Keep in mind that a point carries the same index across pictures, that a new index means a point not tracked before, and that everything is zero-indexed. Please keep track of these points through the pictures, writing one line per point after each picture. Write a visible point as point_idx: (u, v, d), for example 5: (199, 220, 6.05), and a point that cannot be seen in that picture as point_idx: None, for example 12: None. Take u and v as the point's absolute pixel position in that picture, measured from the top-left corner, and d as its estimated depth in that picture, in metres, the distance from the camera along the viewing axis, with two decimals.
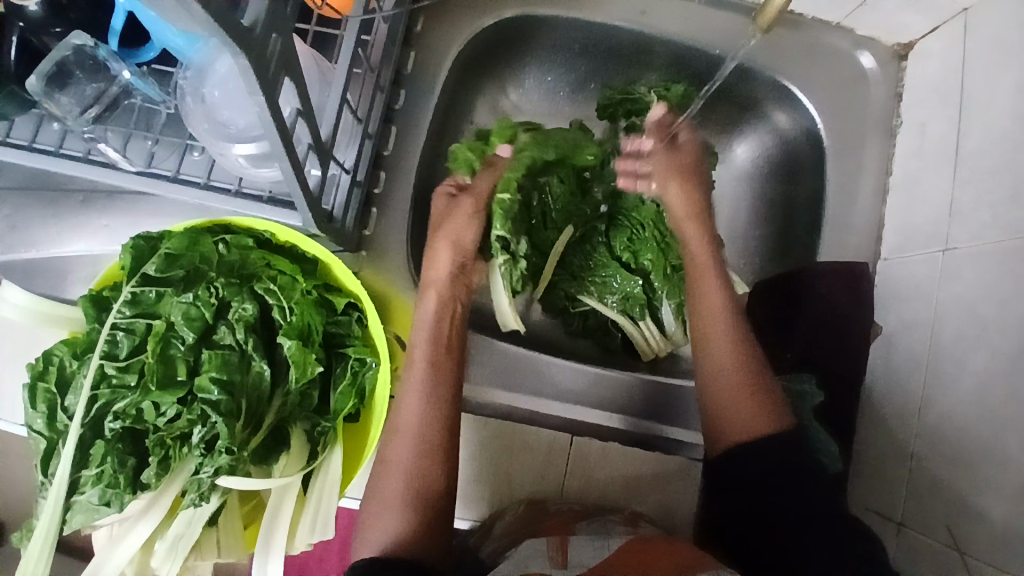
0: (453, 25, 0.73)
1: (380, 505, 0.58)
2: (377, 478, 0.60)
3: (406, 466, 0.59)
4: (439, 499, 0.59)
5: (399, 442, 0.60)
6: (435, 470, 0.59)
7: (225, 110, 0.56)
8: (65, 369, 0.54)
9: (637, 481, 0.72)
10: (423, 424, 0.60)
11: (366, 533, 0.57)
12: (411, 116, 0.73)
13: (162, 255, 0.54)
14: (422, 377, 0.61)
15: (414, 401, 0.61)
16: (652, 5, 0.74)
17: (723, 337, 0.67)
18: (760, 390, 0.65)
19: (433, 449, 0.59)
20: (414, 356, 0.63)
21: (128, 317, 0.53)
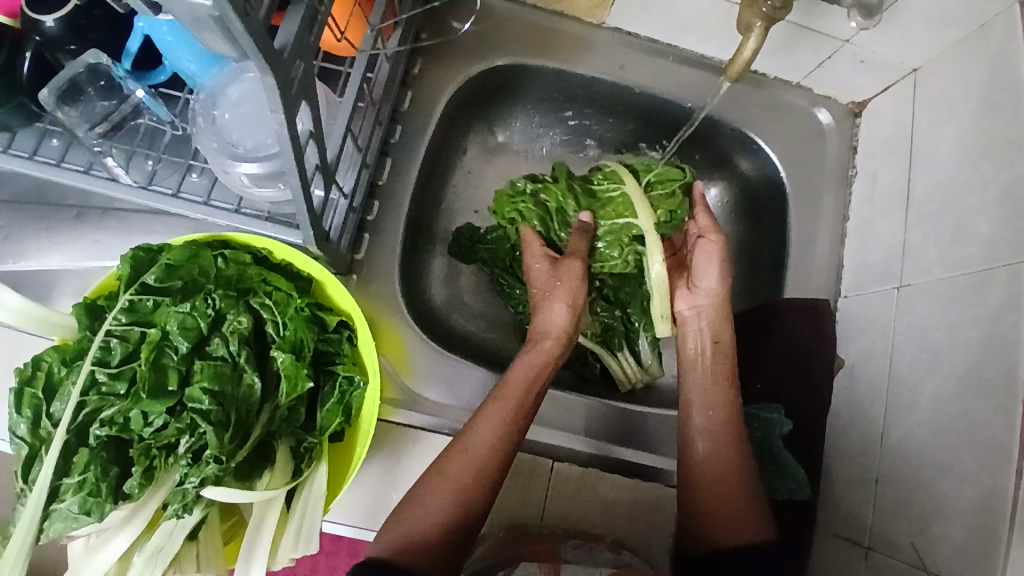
0: (449, 69, 0.79)
1: (416, 512, 0.61)
2: (428, 486, 0.62)
3: (458, 489, 0.62)
4: (464, 530, 0.61)
5: (459, 463, 0.62)
6: (477, 505, 0.62)
7: (235, 131, 0.60)
8: (53, 375, 0.55)
9: (617, 508, 0.72)
10: (486, 457, 0.63)
11: (387, 531, 0.61)
12: (406, 150, 0.77)
13: (163, 266, 0.56)
14: (504, 413, 0.64)
15: (491, 433, 0.63)
16: (631, 61, 0.81)
17: (723, 446, 0.68)
18: (750, 504, 0.65)
19: (485, 484, 0.62)
20: (505, 388, 0.66)
21: (123, 325, 0.54)
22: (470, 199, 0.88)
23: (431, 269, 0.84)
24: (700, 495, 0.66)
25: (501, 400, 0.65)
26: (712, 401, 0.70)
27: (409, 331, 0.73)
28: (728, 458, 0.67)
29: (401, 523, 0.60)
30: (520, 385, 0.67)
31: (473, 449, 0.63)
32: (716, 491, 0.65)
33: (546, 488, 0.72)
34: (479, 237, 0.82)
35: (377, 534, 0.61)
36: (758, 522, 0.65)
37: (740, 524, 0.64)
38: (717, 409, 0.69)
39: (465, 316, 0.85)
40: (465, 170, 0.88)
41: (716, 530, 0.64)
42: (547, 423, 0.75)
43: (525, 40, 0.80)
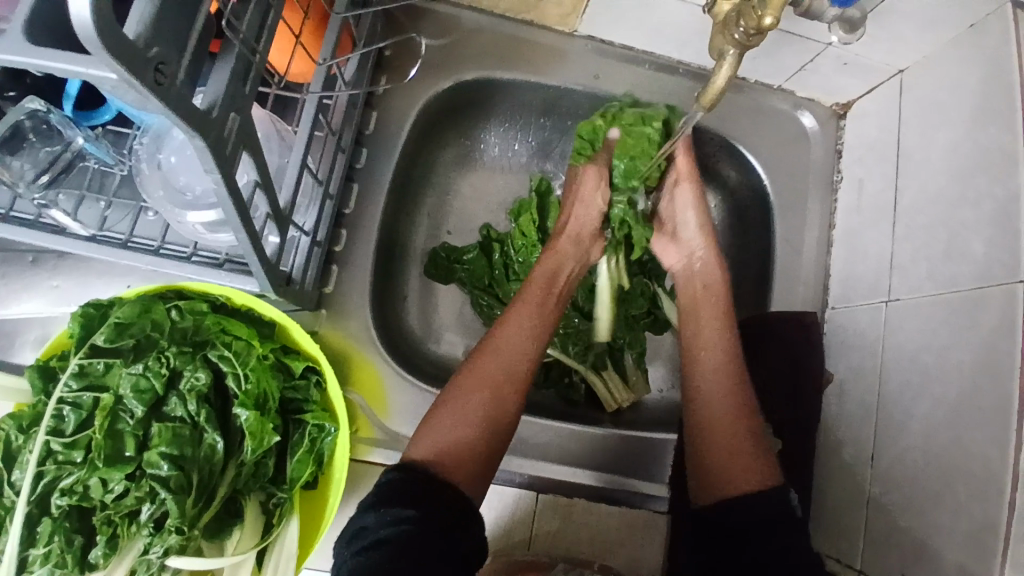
0: (415, 87, 0.75)
1: (454, 415, 0.60)
2: (462, 387, 0.62)
3: (492, 388, 0.62)
4: (500, 437, 0.61)
5: (490, 368, 0.62)
6: (507, 407, 0.62)
7: (181, 176, 0.59)
8: (11, 443, 0.52)
9: (603, 535, 0.72)
10: (516, 356, 0.64)
11: (424, 436, 0.60)
12: (373, 173, 0.73)
13: (112, 325, 0.53)
14: (530, 312, 0.67)
15: (520, 333, 0.65)
16: (606, 69, 0.78)
17: (722, 374, 0.66)
18: (760, 453, 0.63)
19: (511, 387, 0.62)
20: (526, 295, 0.68)
21: (74, 391, 0.51)
22: (445, 217, 0.85)
23: (407, 294, 0.81)
24: (713, 428, 0.64)
25: (526, 306, 0.67)
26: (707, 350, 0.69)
27: (386, 367, 0.70)
28: (728, 391, 0.66)
29: (435, 427, 0.60)
30: (543, 292, 0.69)
31: (505, 350, 0.64)
32: (716, 417, 0.64)
33: (532, 514, 0.71)
34: (456, 257, 0.80)
35: (412, 446, 0.59)
36: (765, 465, 0.62)
37: (745, 470, 0.61)
38: (715, 380, 0.66)
39: (445, 340, 0.82)
40: (440, 187, 0.85)
41: (724, 482, 0.61)
42: (533, 454, 0.71)
43: (492, 50, 0.76)
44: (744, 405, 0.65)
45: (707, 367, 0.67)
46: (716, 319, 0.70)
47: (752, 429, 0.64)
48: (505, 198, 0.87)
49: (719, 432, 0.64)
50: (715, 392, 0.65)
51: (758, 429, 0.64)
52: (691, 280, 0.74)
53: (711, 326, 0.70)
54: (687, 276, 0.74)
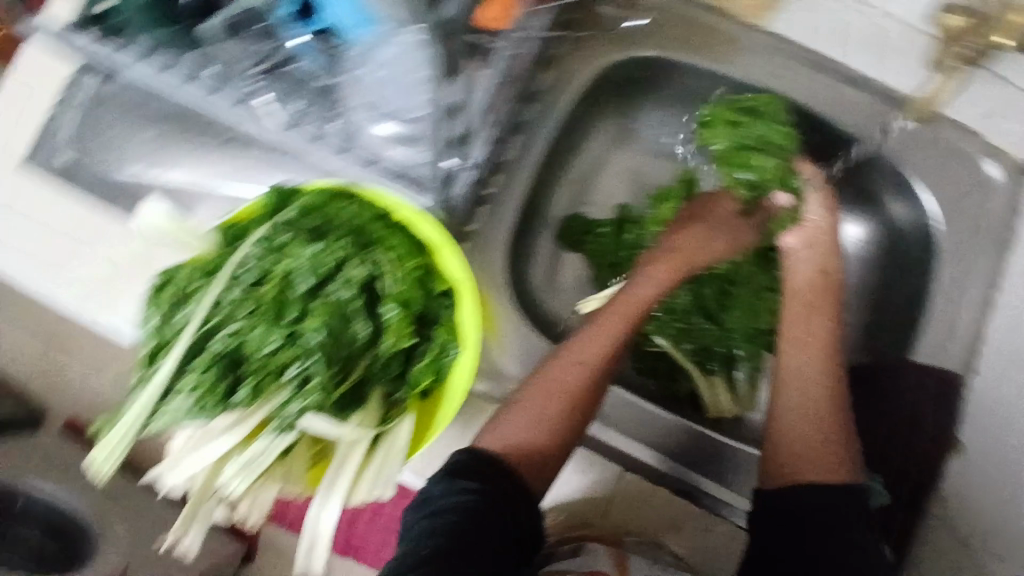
0: (592, 53, 0.75)
1: (524, 418, 0.62)
2: (537, 392, 0.63)
3: (566, 398, 0.62)
4: (570, 444, 0.63)
5: (566, 379, 0.63)
6: (580, 420, 0.63)
7: (387, 91, 0.60)
8: (194, 283, 0.61)
9: (680, 530, 0.71)
10: (597, 370, 0.63)
11: (495, 432, 0.63)
12: (534, 128, 0.75)
13: (300, 205, 0.59)
14: (617, 328, 0.66)
15: (603, 346, 0.64)
16: (789, 70, 0.74)
17: (816, 368, 0.66)
18: (847, 452, 0.63)
19: (581, 394, 0.63)
20: (614, 312, 0.67)
21: (260, 251, 0.59)
22: (588, 191, 0.86)
23: (537, 254, 0.83)
24: (798, 413, 0.65)
25: (606, 319, 0.66)
26: (808, 339, 0.68)
27: (508, 313, 0.73)
28: (818, 387, 0.66)
29: (506, 427, 0.62)
30: (630, 308, 0.67)
31: (586, 360, 0.64)
32: (803, 404, 0.65)
33: (610, 496, 0.72)
34: (590, 229, 0.82)
35: (478, 438, 0.63)
36: (846, 463, 0.63)
37: (824, 460, 0.62)
38: (806, 374, 0.66)
39: (561, 307, 0.84)
40: (590, 160, 0.86)
41: (800, 466, 0.62)
42: (626, 431, 0.72)
43: (675, 31, 0.75)
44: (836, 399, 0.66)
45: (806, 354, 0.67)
46: (825, 310, 0.70)
47: (839, 427, 0.64)
48: (651, 185, 0.87)
49: (806, 429, 0.64)
50: (801, 394, 0.65)
51: (851, 432, 0.65)
52: (803, 274, 0.72)
53: (818, 317, 0.69)
54: (796, 262, 0.73)
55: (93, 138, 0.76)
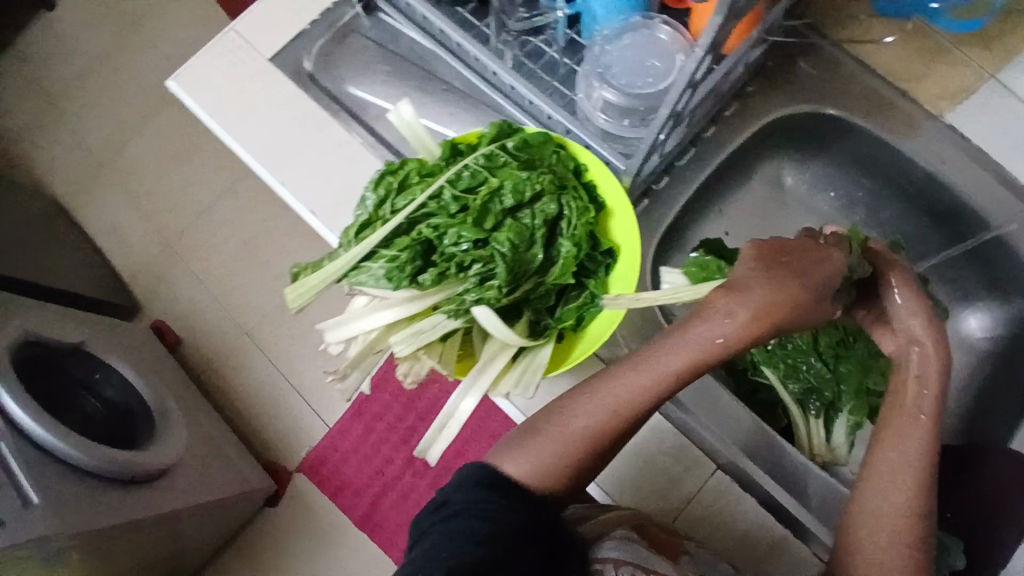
0: (777, 99, 0.84)
1: (546, 446, 0.64)
2: (563, 419, 0.65)
3: (590, 434, 0.64)
4: (589, 472, 0.66)
5: (591, 416, 0.64)
6: (602, 457, 0.66)
7: (616, 65, 0.70)
8: (409, 178, 0.69)
9: (752, 540, 0.75)
10: (628, 409, 0.63)
11: (522, 447, 0.65)
12: (710, 147, 0.84)
13: (522, 139, 0.68)
14: (652, 376, 0.63)
15: (637, 390, 0.63)
16: (954, 158, 0.80)
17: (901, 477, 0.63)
18: (917, 550, 0.61)
19: (610, 432, 0.64)
20: (654, 359, 0.63)
21: (479, 166, 0.68)
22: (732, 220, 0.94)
23: (674, 260, 0.90)
24: (876, 523, 0.62)
25: (642, 366, 0.64)
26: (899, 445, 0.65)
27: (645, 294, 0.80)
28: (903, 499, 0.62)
29: (530, 448, 0.64)
30: (669, 360, 0.62)
31: (623, 400, 0.63)
32: (885, 516, 0.62)
33: (691, 495, 0.76)
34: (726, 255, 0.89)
35: (510, 452, 0.65)
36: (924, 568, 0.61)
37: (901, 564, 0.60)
38: (891, 482, 0.63)
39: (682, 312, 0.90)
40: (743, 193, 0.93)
41: (875, 569, 0.61)
42: (720, 429, 0.78)
43: (858, 98, 0.83)
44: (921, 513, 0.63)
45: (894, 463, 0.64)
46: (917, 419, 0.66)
47: (912, 525, 0.62)
48: (790, 230, 0.95)
49: (859, 528, 0.63)
50: (877, 484, 0.64)
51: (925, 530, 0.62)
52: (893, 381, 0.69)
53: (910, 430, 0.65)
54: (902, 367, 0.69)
55: (341, 61, 0.93)
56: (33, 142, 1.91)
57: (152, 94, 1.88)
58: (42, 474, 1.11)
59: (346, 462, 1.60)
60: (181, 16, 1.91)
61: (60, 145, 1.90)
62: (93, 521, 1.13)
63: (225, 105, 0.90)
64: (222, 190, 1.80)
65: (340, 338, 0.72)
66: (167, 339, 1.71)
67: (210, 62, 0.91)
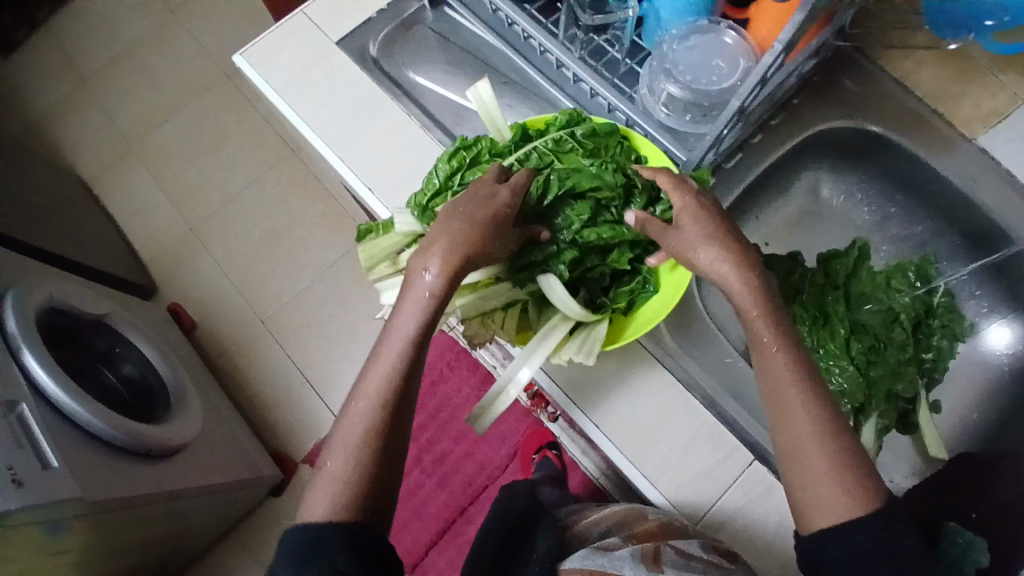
0: (820, 112, 0.89)
1: (334, 477, 0.59)
2: (334, 443, 0.61)
3: (358, 434, 0.60)
4: (387, 484, 0.60)
5: (343, 437, 0.60)
6: (373, 456, 0.59)
7: (680, 64, 0.74)
8: (481, 155, 0.76)
9: (776, 536, 0.77)
10: (383, 388, 0.61)
11: (321, 488, 0.59)
12: (756, 153, 0.88)
13: (591, 126, 0.74)
14: (408, 327, 0.63)
15: (380, 374, 0.62)
16: (985, 178, 0.85)
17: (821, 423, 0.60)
18: (847, 478, 0.59)
19: (385, 424, 0.60)
20: (396, 319, 0.64)
21: (547, 150, 0.74)
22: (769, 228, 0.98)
23: None
24: (801, 460, 0.60)
25: (394, 334, 0.64)
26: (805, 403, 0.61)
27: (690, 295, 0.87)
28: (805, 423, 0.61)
29: (319, 498, 0.59)
30: (399, 336, 0.63)
31: (368, 390, 0.61)
32: (810, 446, 0.60)
33: (728, 483, 0.78)
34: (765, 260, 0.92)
35: (312, 494, 0.59)
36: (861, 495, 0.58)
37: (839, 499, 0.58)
38: (794, 409, 0.61)
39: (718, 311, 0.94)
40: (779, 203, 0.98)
41: (817, 514, 0.59)
42: (760, 425, 0.81)
43: (896, 117, 0.88)
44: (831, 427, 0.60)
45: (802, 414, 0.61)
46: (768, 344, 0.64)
47: (831, 449, 0.60)
48: (823, 241, 0.99)
49: (787, 459, 0.62)
50: (783, 426, 0.62)
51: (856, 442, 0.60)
52: (753, 333, 0.65)
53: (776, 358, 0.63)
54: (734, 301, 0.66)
55: (404, 51, 0.97)
56: (65, 122, 1.94)
57: (186, 86, 1.92)
58: (60, 437, 1.05)
59: None
60: (225, 13, 1.97)
61: (92, 127, 1.93)
62: (111, 491, 1.07)
63: (291, 84, 0.93)
64: (251, 181, 1.83)
65: None
66: (184, 324, 1.71)
67: (278, 44, 0.95)
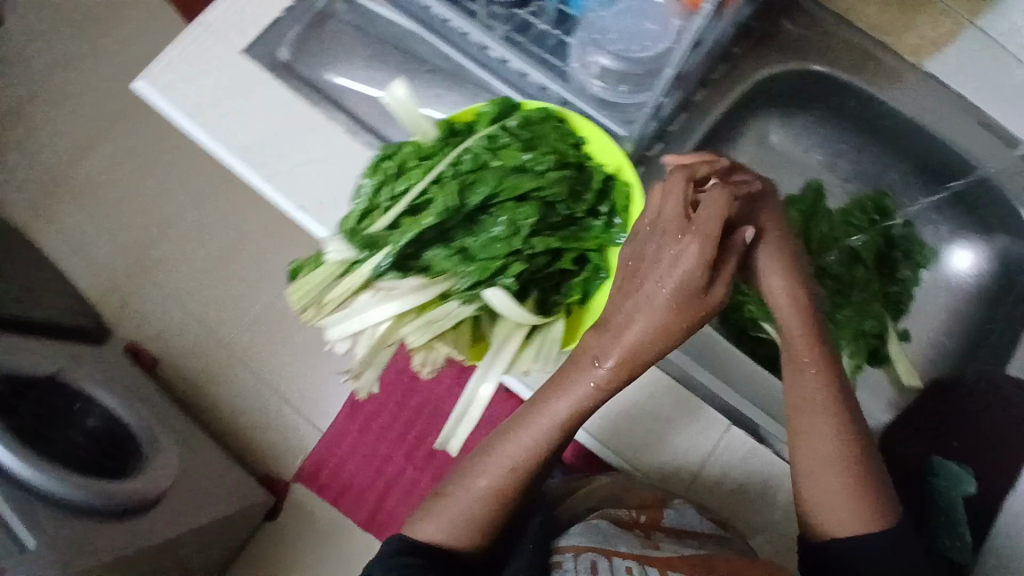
0: (762, 58, 0.85)
1: (442, 518, 0.70)
2: (456, 491, 0.71)
3: (487, 487, 0.70)
4: (493, 529, 0.71)
5: (466, 491, 0.70)
6: (486, 508, 0.70)
7: (610, 33, 0.71)
8: (407, 160, 0.68)
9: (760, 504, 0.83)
10: (528, 455, 0.69)
11: (432, 520, 0.71)
12: (701, 111, 0.85)
13: (524, 117, 0.68)
14: (559, 407, 0.66)
15: (530, 438, 0.68)
16: (934, 106, 0.82)
17: (836, 451, 0.66)
18: (845, 480, 0.66)
19: (517, 485, 0.70)
20: (544, 401, 0.67)
21: (478, 148, 0.68)
22: None
23: None
24: (816, 474, 0.67)
25: (535, 412, 0.67)
26: (819, 444, 0.66)
27: None
28: (836, 470, 0.66)
29: (428, 527, 0.71)
30: (546, 407, 0.67)
31: (514, 453, 0.69)
32: (836, 484, 0.66)
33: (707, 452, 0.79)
34: None
35: (425, 520, 0.71)
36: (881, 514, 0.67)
37: (845, 512, 0.66)
38: (823, 460, 0.66)
39: None
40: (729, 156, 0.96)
41: (842, 525, 0.67)
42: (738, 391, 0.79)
43: (839, 53, 0.84)
44: (854, 459, 0.66)
45: (829, 446, 0.66)
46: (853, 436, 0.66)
47: (841, 466, 0.66)
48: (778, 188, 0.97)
49: (800, 465, 0.68)
50: (810, 463, 0.67)
51: (868, 463, 0.67)
52: (801, 393, 0.67)
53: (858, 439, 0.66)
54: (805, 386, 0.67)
55: (318, 51, 0.89)
56: None
57: (108, 108, 1.80)
58: (30, 507, 1.01)
59: (347, 463, 1.56)
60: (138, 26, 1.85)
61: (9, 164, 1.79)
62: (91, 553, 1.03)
63: (202, 104, 0.85)
64: (193, 202, 1.73)
65: (343, 336, 0.69)
66: (144, 361, 1.64)
67: (180, 59, 0.86)
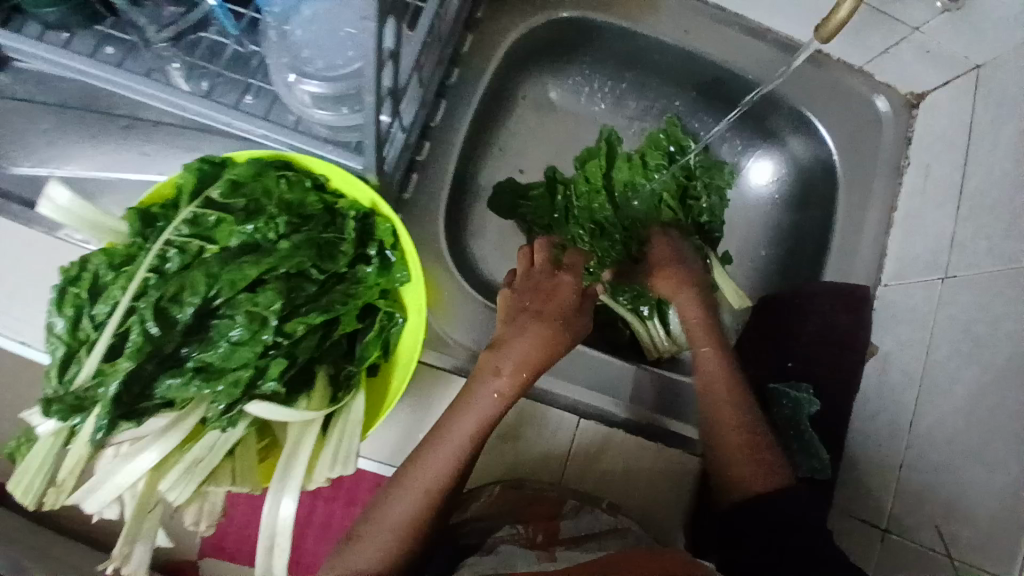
0: (509, 16, 0.76)
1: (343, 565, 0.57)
2: (363, 530, 0.59)
3: (392, 523, 0.58)
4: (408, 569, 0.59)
5: (373, 523, 0.59)
6: (400, 545, 0.58)
7: (306, 48, 0.57)
8: (100, 278, 0.56)
9: (638, 487, 0.72)
10: (439, 476, 0.60)
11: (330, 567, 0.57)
12: (460, 92, 0.74)
13: (228, 181, 0.57)
14: (472, 423, 0.61)
15: (440, 458, 0.60)
16: (696, 26, 0.78)
17: (739, 418, 0.69)
18: (761, 456, 0.67)
19: (426, 512, 0.59)
20: (465, 409, 0.62)
21: (184, 237, 0.55)
22: (517, 157, 0.87)
23: (471, 222, 0.83)
24: (720, 434, 0.68)
25: (457, 423, 0.61)
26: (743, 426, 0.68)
27: (449, 279, 0.72)
28: (738, 432, 0.67)
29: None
30: (470, 422, 0.61)
31: (426, 472, 0.60)
32: (738, 441, 0.67)
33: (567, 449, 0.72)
34: (521, 193, 0.82)
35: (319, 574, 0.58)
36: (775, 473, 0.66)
37: (759, 477, 0.66)
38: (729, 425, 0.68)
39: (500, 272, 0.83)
40: (513, 126, 0.87)
41: (744, 483, 0.66)
42: (578, 381, 0.75)
43: None
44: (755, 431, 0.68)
45: (730, 410, 0.69)
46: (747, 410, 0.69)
47: (749, 440, 0.67)
48: (574, 144, 0.89)
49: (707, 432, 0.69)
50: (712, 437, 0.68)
51: (762, 431, 0.69)
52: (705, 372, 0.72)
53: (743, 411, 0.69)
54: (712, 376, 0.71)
55: None
56: None
57: None
58: None
59: None
60: None
61: None
62: None
63: None
64: None
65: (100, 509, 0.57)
66: None
67: None
